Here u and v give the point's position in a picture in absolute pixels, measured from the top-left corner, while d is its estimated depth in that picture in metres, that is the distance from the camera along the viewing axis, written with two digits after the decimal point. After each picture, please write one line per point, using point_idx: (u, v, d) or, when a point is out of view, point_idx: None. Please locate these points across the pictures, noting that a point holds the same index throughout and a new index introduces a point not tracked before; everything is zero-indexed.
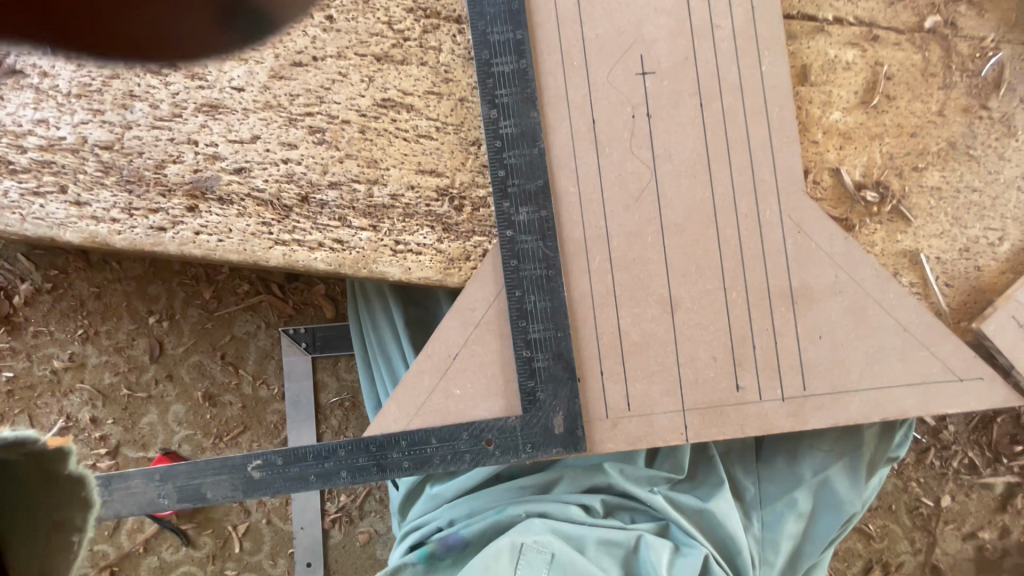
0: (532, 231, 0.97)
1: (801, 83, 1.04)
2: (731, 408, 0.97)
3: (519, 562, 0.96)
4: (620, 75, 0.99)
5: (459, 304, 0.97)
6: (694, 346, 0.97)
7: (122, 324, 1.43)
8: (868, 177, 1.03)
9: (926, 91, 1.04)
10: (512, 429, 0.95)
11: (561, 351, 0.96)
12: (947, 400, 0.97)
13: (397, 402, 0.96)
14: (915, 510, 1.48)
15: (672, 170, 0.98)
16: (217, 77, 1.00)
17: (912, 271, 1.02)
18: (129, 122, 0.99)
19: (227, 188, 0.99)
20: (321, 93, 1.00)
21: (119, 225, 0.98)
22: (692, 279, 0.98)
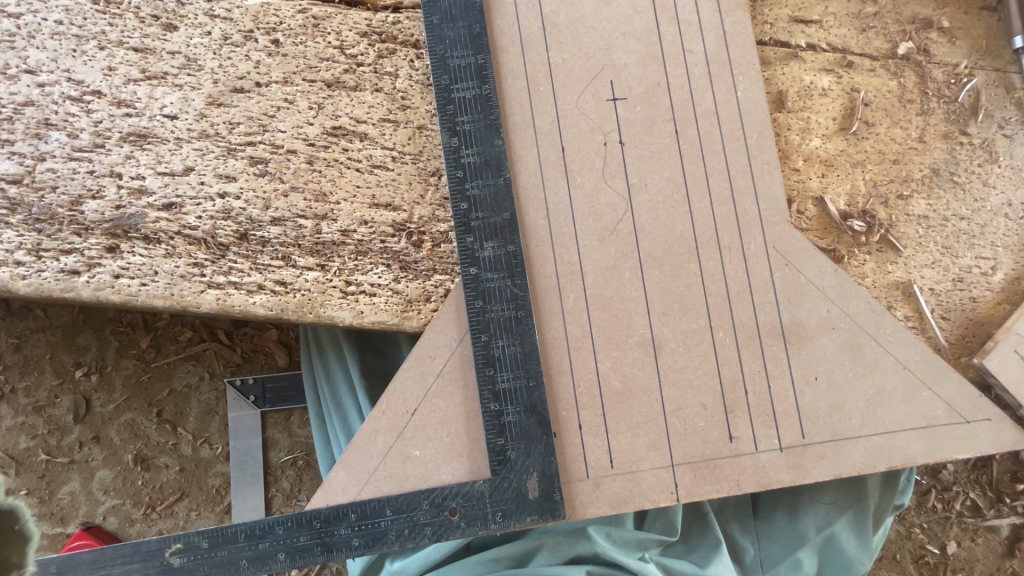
0: (498, 269, 0.88)
1: (778, 109, 0.99)
2: (725, 461, 0.87)
3: None
4: (589, 102, 0.93)
5: (418, 352, 0.86)
6: (681, 392, 0.88)
7: (44, 380, 1.27)
8: (853, 206, 0.97)
9: (905, 117, 1.00)
10: (480, 495, 0.83)
11: (534, 403, 0.85)
12: (954, 445, 0.89)
13: (346, 468, 0.83)
14: (922, 560, 1.38)
15: (649, 200, 0.91)
16: (146, 103, 0.90)
17: (906, 304, 0.95)
18: (42, 153, 0.88)
19: (154, 226, 0.88)
20: (264, 121, 0.91)
21: (23, 269, 0.85)
22: (676, 317, 0.89)
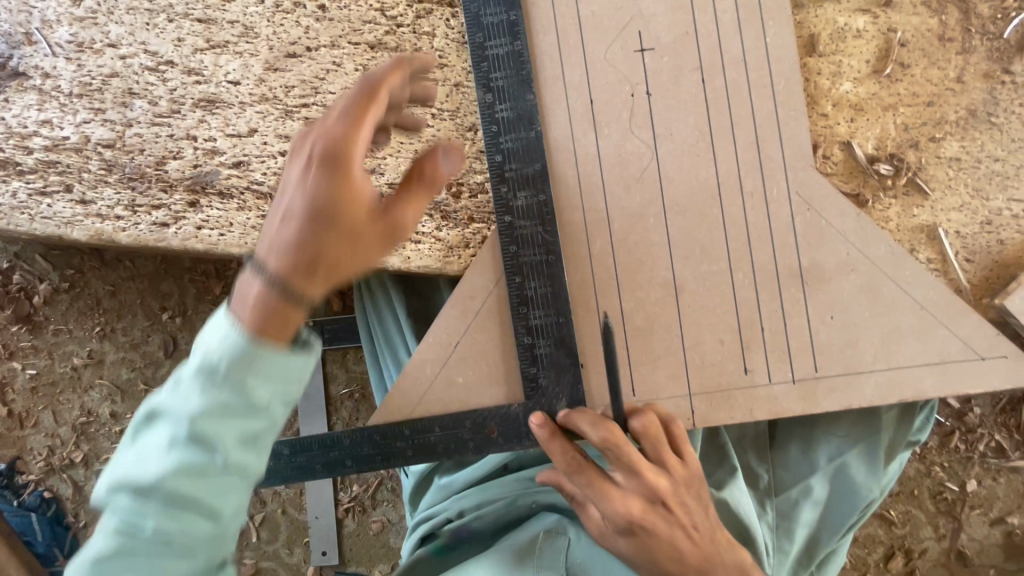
0: (531, 216, 0.95)
1: (809, 54, 0.99)
2: (739, 391, 0.94)
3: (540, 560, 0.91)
4: (617, 53, 0.96)
5: (459, 292, 0.96)
6: (700, 329, 0.95)
7: (137, 321, 1.47)
8: (882, 150, 0.98)
9: (944, 57, 0.99)
10: (516, 416, 0.95)
11: (563, 337, 0.95)
12: (966, 380, 0.93)
13: (400, 391, 0.96)
14: (939, 496, 1.43)
15: (674, 149, 0.96)
16: (213, 71, 1.00)
17: (929, 247, 0.98)
18: (129, 119, 1.00)
19: (226, 182, 0.99)
20: (316, 84, 1.00)
21: (123, 222, 0.99)
22: (697, 260, 0.95)
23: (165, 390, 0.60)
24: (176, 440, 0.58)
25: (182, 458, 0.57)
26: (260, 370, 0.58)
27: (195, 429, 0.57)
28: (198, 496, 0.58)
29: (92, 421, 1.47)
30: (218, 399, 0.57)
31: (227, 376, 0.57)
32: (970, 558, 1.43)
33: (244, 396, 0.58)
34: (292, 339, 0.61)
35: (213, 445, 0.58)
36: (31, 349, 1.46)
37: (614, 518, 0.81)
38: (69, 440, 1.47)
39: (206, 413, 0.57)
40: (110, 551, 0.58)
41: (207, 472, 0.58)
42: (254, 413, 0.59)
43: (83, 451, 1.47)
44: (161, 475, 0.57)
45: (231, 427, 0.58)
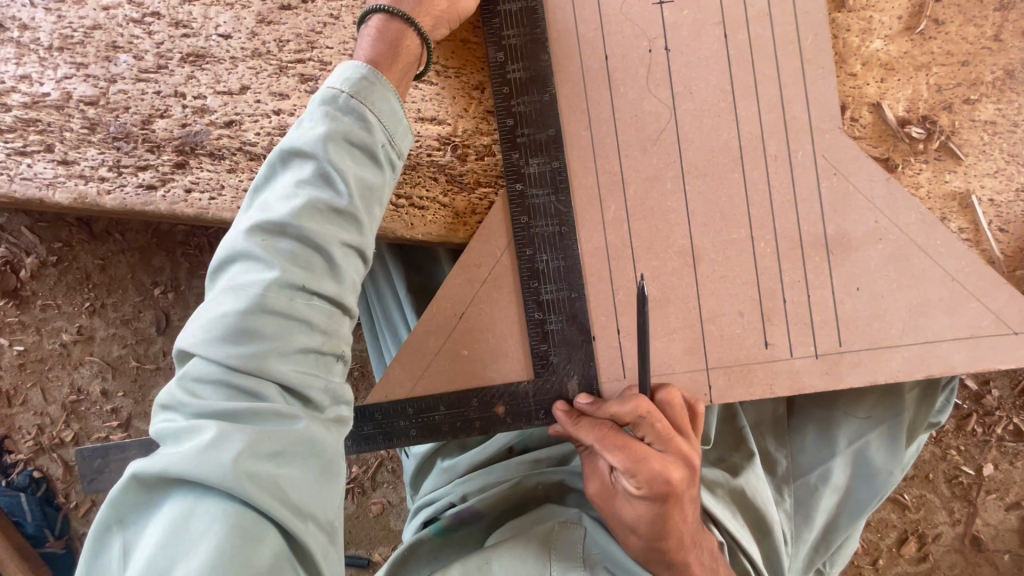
0: (544, 185, 0.90)
1: (838, 9, 0.93)
2: (760, 366, 0.90)
3: (553, 550, 0.85)
4: (634, 5, 0.90)
5: (464, 261, 0.91)
6: (719, 301, 0.90)
7: (128, 296, 1.42)
8: (913, 112, 0.93)
9: (981, 13, 0.92)
10: (525, 395, 0.90)
11: (576, 313, 0.90)
12: (999, 355, 0.88)
13: (402, 366, 0.91)
14: (955, 480, 1.40)
15: (694, 109, 0.90)
16: (202, 23, 0.94)
17: (961, 216, 0.92)
18: (113, 75, 0.94)
19: (217, 143, 0.93)
20: (312, 38, 0.94)
21: (108, 184, 0.93)
22: (716, 228, 0.90)
23: (231, 278, 0.63)
24: (252, 305, 0.60)
25: (263, 322, 0.61)
26: (327, 217, 0.65)
27: (278, 287, 0.62)
28: (288, 356, 0.62)
29: (82, 400, 1.43)
30: (323, 181, 0.66)
31: (301, 230, 0.63)
32: (985, 544, 1.39)
33: (331, 228, 0.65)
34: (342, 221, 0.66)
35: (298, 296, 0.63)
36: (18, 324, 1.41)
37: (651, 486, 0.75)
38: (58, 419, 1.43)
39: (283, 267, 0.62)
40: (175, 467, 0.54)
41: (292, 327, 0.62)
42: (345, 191, 0.66)
43: (73, 431, 1.43)
44: (244, 341, 0.60)
45: (330, 228, 0.66)
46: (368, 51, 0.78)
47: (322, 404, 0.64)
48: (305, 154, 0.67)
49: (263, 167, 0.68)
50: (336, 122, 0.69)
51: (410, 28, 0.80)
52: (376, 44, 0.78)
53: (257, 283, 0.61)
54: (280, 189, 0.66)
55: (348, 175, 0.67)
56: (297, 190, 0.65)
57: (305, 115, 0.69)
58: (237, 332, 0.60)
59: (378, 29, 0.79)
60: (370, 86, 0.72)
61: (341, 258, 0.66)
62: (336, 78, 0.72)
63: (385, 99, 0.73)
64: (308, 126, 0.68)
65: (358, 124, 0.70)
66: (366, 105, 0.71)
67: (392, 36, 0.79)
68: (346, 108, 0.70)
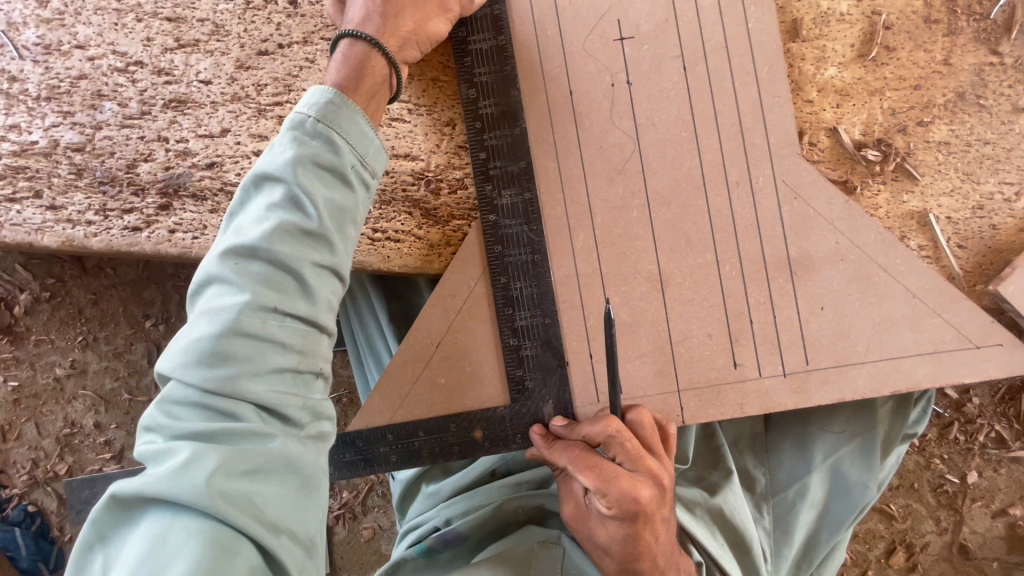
0: (516, 215, 0.93)
1: (792, 39, 0.97)
2: (729, 386, 0.92)
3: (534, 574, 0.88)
4: (596, 42, 0.94)
5: (439, 291, 0.93)
6: (687, 323, 0.92)
7: (120, 330, 1.45)
8: (869, 135, 0.96)
9: (929, 39, 0.96)
10: (502, 419, 0.92)
11: (550, 338, 0.93)
12: (962, 369, 0.91)
13: (381, 395, 0.93)
14: (940, 489, 1.41)
15: (657, 138, 0.93)
16: (184, 70, 0.98)
17: (921, 233, 0.95)
18: (98, 122, 0.97)
19: (199, 184, 0.97)
20: (289, 81, 0.98)
21: (94, 227, 0.97)
22: (682, 252, 0.92)
23: (208, 301, 0.66)
24: (226, 328, 0.63)
25: (236, 344, 0.63)
26: (298, 239, 0.68)
27: (251, 309, 0.64)
28: (262, 377, 0.64)
29: (76, 433, 1.45)
30: (293, 204, 0.68)
31: (272, 253, 0.66)
32: (973, 552, 1.40)
33: (302, 250, 0.68)
34: (314, 242, 0.69)
35: (271, 317, 0.65)
36: (12, 360, 1.43)
37: (622, 505, 0.76)
38: (52, 452, 1.44)
39: (256, 291, 0.65)
40: (152, 486, 0.57)
41: (267, 348, 0.64)
42: (315, 214, 0.69)
43: (67, 464, 1.45)
44: (219, 363, 0.62)
45: (301, 250, 0.68)
46: (337, 77, 0.79)
47: (300, 422, 0.66)
48: (275, 178, 0.69)
49: (236, 192, 0.71)
50: (303, 147, 0.71)
51: (375, 50, 0.82)
52: (343, 68, 0.80)
53: (230, 307, 0.64)
54: (252, 213, 0.68)
55: (318, 197, 0.69)
56: (268, 215, 0.67)
57: (275, 139, 0.71)
58: (212, 354, 0.62)
59: (345, 54, 0.81)
60: (337, 108, 0.74)
61: (313, 278, 0.68)
62: (303, 103, 0.74)
63: (352, 120, 0.75)
64: (278, 152, 0.70)
65: (327, 146, 0.72)
66: (334, 128, 0.73)
67: (357, 60, 0.81)
68: (314, 132, 0.72)
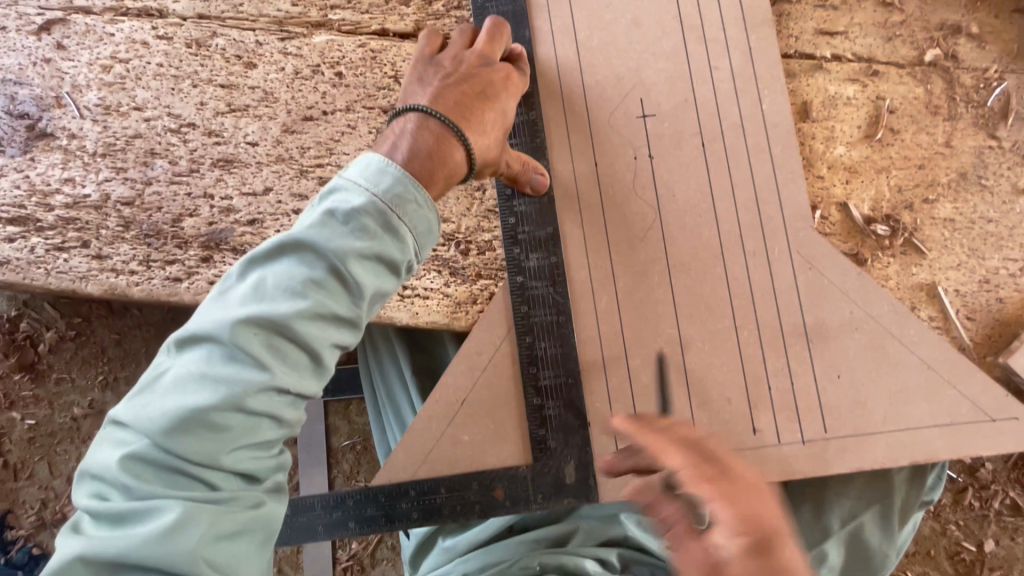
0: (543, 277, 0.97)
1: (803, 120, 1.04)
2: (748, 451, 0.93)
3: None
4: (620, 118, 1.01)
5: (466, 349, 0.96)
6: (707, 387, 0.95)
7: (140, 370, 1.48)
8: (878, 211, 1.01)
9: (931, 123, 1.03)
10: (524, 478, 0.94)
11: (573, 399, 0.95)
12: (978, 441, 0.92)
13: (405, 450, 0.95)
14: (957, 556, 1.39)
15: (677, 209, 0.98)
16: (232, 133, 1.04)
17: (931, 305, 0.99)
18: (149, 178, 1.03)
19: (240, 239, 1.02)
20: (331, 146, 1.04)
21: (137, 277, 1.01)
22: (702, 318, 0.96)
23: (204, 358, 0.60)
24: (225, 402, 0.58)
25: (234, 420, 0.59)
26: (328, 321, 0.63)
27: (258, 388, 0.60)
28: (245, 449, 0.61)
29: None
30: (333, 285, 0.63)
31: (298, 334, 0.61)
32: None
33: (330, 334, 0.64)
34: (343, 324, 0.65)
35: (277, 396, 0.61)
36: (32, 398, 1.45)
37: None
38: (63, 493, 1.44)
39: (273, 370, 0.60)
40: (125, 550, 0.54)
41: (259, 422, 0.61)
42: (356, 301, 0.65)
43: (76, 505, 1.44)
44: (208, 434, 0.58)
45: (328, 333, 0.64)
46: (407, 161, 0.70)
47: (271, 482, 0.65)
48: (321, 252, 0.63)
49: (273, 241, 0.63)
50: (364, 227, 0.64)
51: (461, 143, 0.74)
52: (418, 152, 0.71)
53: (234, 381, 0.59)
54: (285, 280, 0.62)
55: (364, 286, 0.64)
56: (304, 293, 0.62)
57: (337, 207, 0.64)
58: (202, 424, 0.58)
59: (432, 126, 0.74)
60: (408, 189, 0.67)
61: (331, 359, 0.66)
62: (374, 172, 0.66)
63: (420, 210, 0.68)
64: (331, 224, 0.64)
65: (390, 230, 0.66)
66: (401, 221, 0.66)
67: (441, 136, 0.73)
68: (381, 213, 0.65)
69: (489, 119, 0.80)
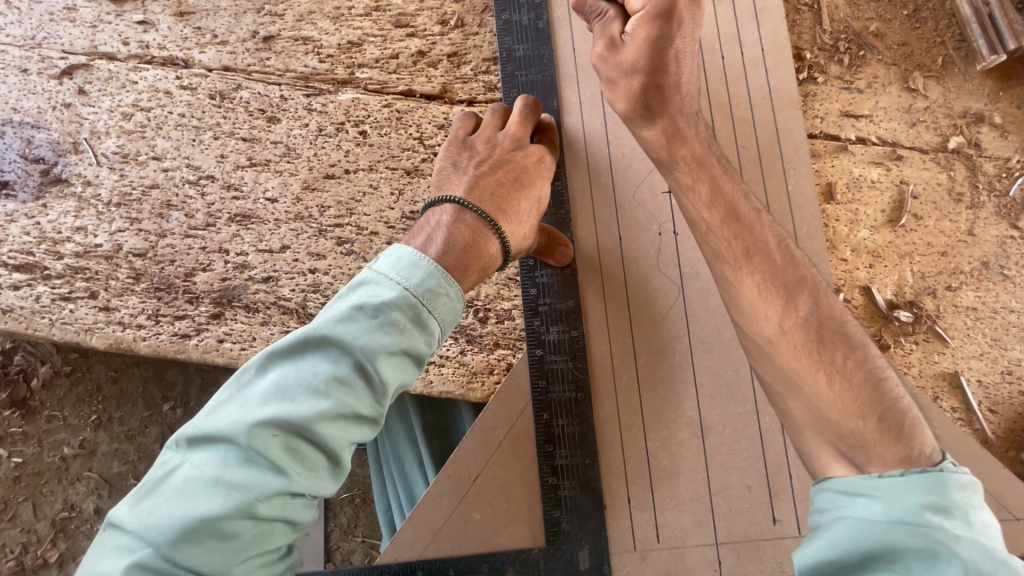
0: (562, 351, 0.95)
1: (828, 201, 1.04)
2: (769, 542, 0.91)
3: None
4: (646, 193, 1.00)
5: (481, 423, 0.94)
6: (727, 473, 0.92)
7: (136, 410, 1.44)
8: (900, 296, 1.01)
9: (955, 210, 1.03)
10: (535, 562, 0.90)
11: (589, 480, 0.92)
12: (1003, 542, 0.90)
13: (414, 526, 0.91)
14: None
15: (701, 287, 0.97)
16: (252, 188, 1.03)
17: (952, 395, 0.98)
18: (163, 230, 1.01)
19: (254, 296, 0.99)
20: (351, 205, 1.02)
21: (144, 331, 0.98)
22: (723, 401, 0.94)
23: (220, 460, 0.60)
24: (239, 510, 0.58)
25: (246, 528, 0.59)
26: (349, 421, 0.64)
27: (274, 493, 0.59)
28: (256, 558, 0.61)
29: (73, 517, 1.40)
30: (357, 384, 0.64)
31: (319, 436, 0.61)
32: None
33: (351, 433, 0.64)
34: (364, 421, 0.65)
35: (292, 499, 0.61)
36: (19, 436, 1.40)
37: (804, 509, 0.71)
38: (45, 537, 1.38)
39: (290, 473, 0.61)
40: None
41: (273, 528, 0.61)
42: (378, 399, 0.65)
43: (59, 550, 1.38)
44: (217, 545, 0.58)
45: (347, 432, 0.64)
46: (443, 253, 0.72)
47: None
48: (348, 350, 0.64)
49: (299, 336, 0.64)
50: (394, 325, 0.65)
51: (495, 234, 0.79)
52: (453, 246, 0.74)
53: (251, 487, 0.59)
54: (308, 377, 0.63)
55: (388, 385, 0.65)
56: (327, 394, 0.62)
57: (365, 302, 0.65)
58: (214, 534, 0.58)
59: (468, 218, 0.78)
60: (437, 286, 0.68)
61: (348, 456, 0.66)
62: (406, 266, 0.68)
63: (450, 302, 0.70)
64: (361, 321, 0.64)
65: (418, 327, 0.67)
66: (431, 312, 0.67)
67: (476, 230, 0.77)
68: (410, 311, 0.66)
69: (523, 207, 0.84)
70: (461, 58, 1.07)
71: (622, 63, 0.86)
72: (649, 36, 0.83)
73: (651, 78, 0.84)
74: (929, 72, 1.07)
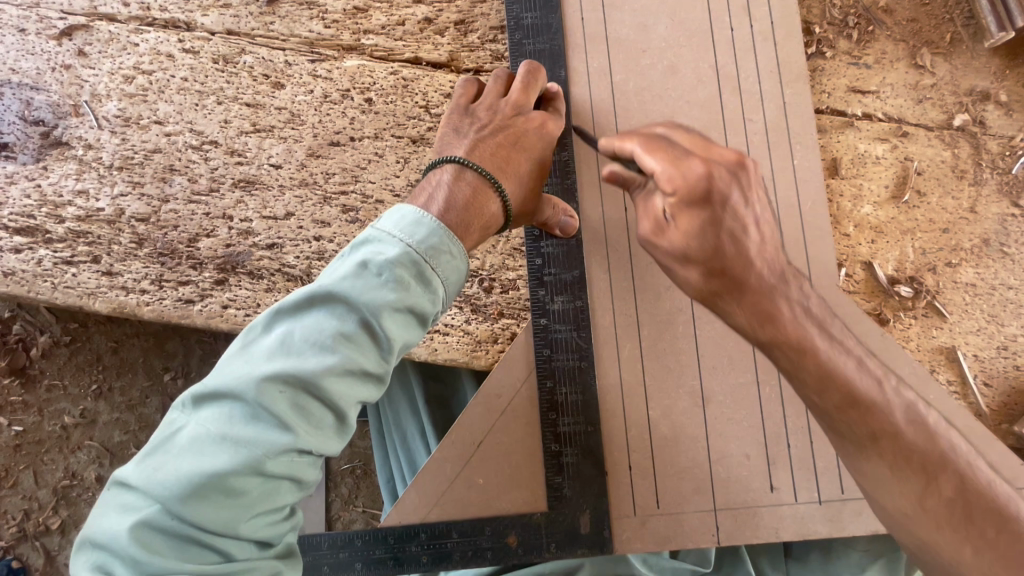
0: (566, 321, 0.96)
1: (832, 176, 1.04)
2: (765, 509, 0.93)
3: None
4: None
5: (484, 390, 0.94)
6: (726, 441, 0.94)
7: (137, 380, 1.43)
8: (901, 272, 1.02)
9: (957, 187, 1.04)
10: (537, 526, 0.92)
11: (590, 447, 0.93)
12: None
13: (418, 490, 0.93)
14: None
15: None
16: (256, 154, 1.02)
17: (949, 369, 1.00)
18: (166, 196, 1.00)
19: (258, 263, 0.99)
20: (356, 173, 1.02)
21: (148, 296, 0.98)
22: (724, 371, 0.95)
23: (226, 416, 0.61)
24: (246, 464, 0.58)
25: (252, 483, 0.59)
26: (354, 379, 0.64)
27: (280, 448, 0.60)
28: (262, 513, 0.62)
29: (74, 485, 1.40)
30: (362, 341, 0.64)
31: (324, 392, 0.62)
32: None
33: (356, 390, 0.64)
34: (368, 379, 0.65)
35: (298, 456, 0.62)
36: (20, 404, 1.40)
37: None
38: (47, 504, 1.39)
39: (296, 429, 0.61)
40: None
41: (279, 484, 0.62)
42: (383, 358, 0.65)
43: (61, 517, 1.39)
44: (224, 499, 0.59)
45: (353, 391, 0.64)
46: (444, 208, 0.73)
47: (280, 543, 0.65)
48: (353, 308, 0.64)
49: (304, 293, 0.64)
50: (399, 283, 0.65)
51: (496, 193, 0.79)
52: (454, 203, 0.75)
53: (258, 443, 0.59)
54: (314, 334, 0.63)
55: (393, 343, 0.65)
56: (333, 351, 0.62)
57: (370, 259, 0.65)
58: (221, 488, 0.58)
59: (469, 177, 0.79)
60: (441, 247, 0.69)
61: (353, 415, 0.66)
62: (409, 225, 0.68)
63: (453, 261, 0.70)
64: (366, 279, 0.64)
65: (422, 286, 0.67)
66: (434, 271, 0.68)
67: (477, 187, 0.78)
68: (415, 269, 0.66)
69: (524, 169, 0.85)
70: (468, 25, 1.06)
71: (672, 248, 0.68)
72: (702, 220, 0.66)
73: (710, 263, 0.67)
74: (937, 49, 1.07)
